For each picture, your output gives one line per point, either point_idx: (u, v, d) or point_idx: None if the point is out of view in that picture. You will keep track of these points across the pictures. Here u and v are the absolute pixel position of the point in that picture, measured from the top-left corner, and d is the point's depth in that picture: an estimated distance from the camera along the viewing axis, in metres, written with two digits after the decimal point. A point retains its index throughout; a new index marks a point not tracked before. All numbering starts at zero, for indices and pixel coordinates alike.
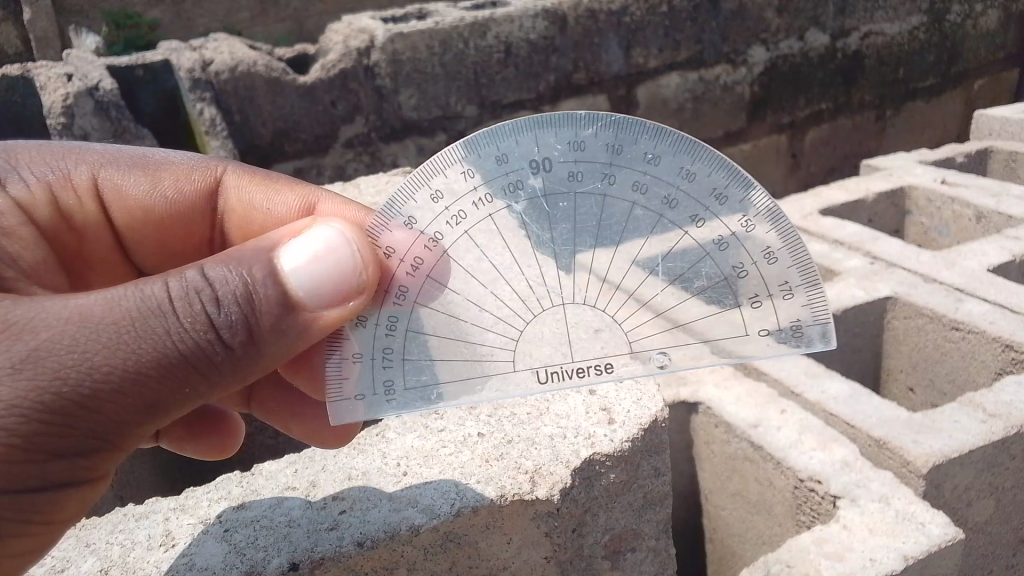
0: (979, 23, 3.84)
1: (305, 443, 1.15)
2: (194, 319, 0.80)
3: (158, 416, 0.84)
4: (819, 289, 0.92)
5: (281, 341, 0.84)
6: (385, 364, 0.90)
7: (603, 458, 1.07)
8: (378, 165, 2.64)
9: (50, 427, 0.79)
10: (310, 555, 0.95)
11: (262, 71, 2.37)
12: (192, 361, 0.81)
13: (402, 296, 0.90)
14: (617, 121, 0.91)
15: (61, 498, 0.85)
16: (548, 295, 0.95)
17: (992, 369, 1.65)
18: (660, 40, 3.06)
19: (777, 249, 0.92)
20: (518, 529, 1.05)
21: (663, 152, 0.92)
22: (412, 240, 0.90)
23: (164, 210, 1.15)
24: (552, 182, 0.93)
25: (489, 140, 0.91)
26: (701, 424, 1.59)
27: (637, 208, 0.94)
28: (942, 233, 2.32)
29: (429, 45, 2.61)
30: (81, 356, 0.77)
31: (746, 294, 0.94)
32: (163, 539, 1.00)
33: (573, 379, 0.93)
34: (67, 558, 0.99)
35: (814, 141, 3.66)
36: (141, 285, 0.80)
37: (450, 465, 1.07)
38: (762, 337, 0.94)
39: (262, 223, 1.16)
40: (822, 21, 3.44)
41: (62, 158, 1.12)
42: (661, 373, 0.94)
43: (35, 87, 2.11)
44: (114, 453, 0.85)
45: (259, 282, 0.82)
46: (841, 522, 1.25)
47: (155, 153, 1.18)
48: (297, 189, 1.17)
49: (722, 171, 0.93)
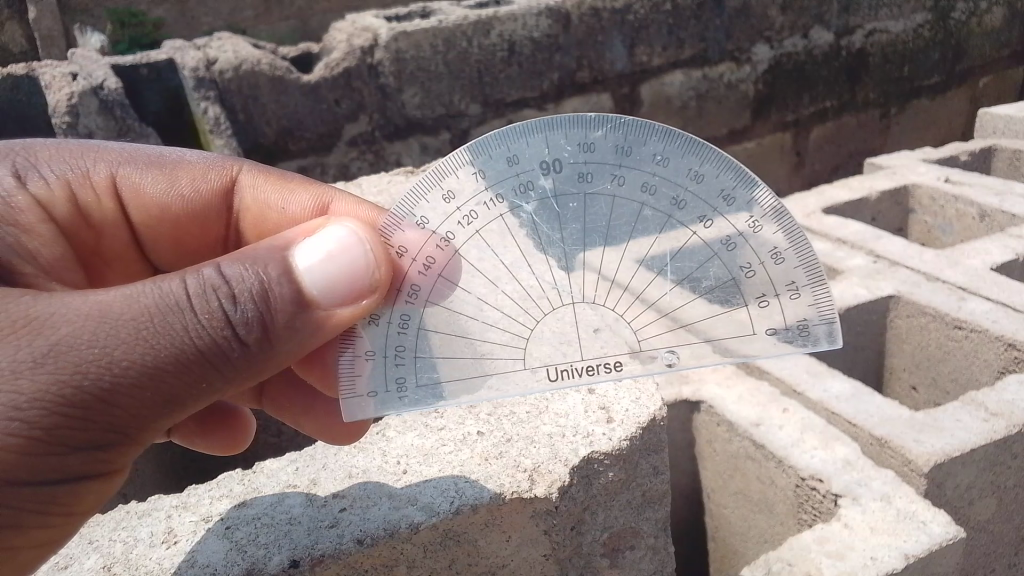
0: (985, 20, 3.82)
1: (313, 437, 1.16)
2: (211, 316, 0.81)
3: (175, 411, 0.84)
4: (825, 288, 0.92)
5: (295, 338, 0.85)
6: (395, 362, 0.90)
7: (601, 456, 1.07)
8: (382, 164, 2.65)
9: (69, 422, 0.79)
10: (310, 552, 0.96)
11: (266, 70, 2.38)
12: (209, 357, 0.82)
13: (414, 295, 0.91)
14: (628, 123, 0.92)
15: (78, 492, 0.86)
16: (558, 294, 0.95)
17: (995, 368, 1.65)
18: (664, 38, 3.06)
19: (784, 249, 0.93)
20: (517, 527, 1.05)
21: (672, 153, 0.92)
22: (423, 240, 0.91)
23: (179, 209, 1.16)
24: (563, 183, 0.93)
25: (499, 142, 0.92)
26: (703, 423, 1.60)
27: (646, 209, 0.94)
28: (946, 232, 2.32)
29: (432, 43, 2.61)
30: (100, 352, 0.78)
31: (755, 294, 0.94)
32: (165, 536, 1.01)
33: (581, 378, 0.93)
34: (69, 555, 1.00)
35: (819, 139, 3.66)
36: (158, 282, 0.81)
37: (449, 464, 1.07)
38: (773, 338, 0.94)
39: (276, 223, 1.16)
40: (827, 19, 3.43)
41: (80, 155, 1.12)
42: (669, 372, 0.94)
43: (40, 86, 2.12)
44: (130, 448, 0.86)
45: (275, 280, 0.83)
46: (842, 521, 1.25)
47: (171, 152, 1.18)
48: (311, 190, 1.17)
49: (731, 171, 0.92)
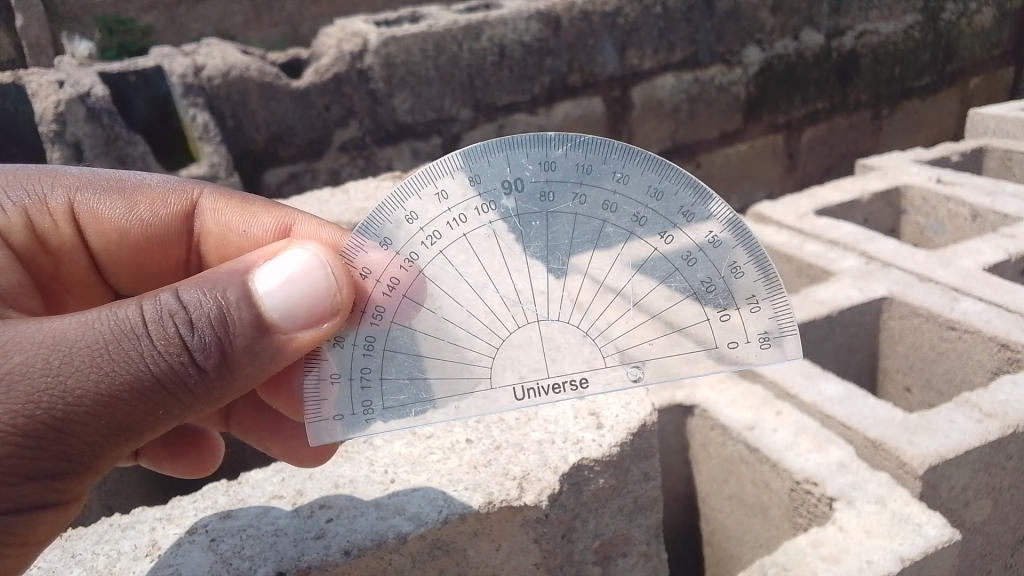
0: (975, 21, 3.83)
1: (280, 460, 1.14)
2: (168, 342, 0.81)
3: (131, 438, 0.85)
4: (785, 301, 0.93)
5: (254, 364, 0.85)
6: (362, 384, 0.90)
7: (592, 463, 1.07)
8: (373, 169, 2.63)
9: (23, 450, 0.80)
10: (296, 564, 0.95)
11: (255, 76, 2.37)
12: (166, 383, 0.82)
13: (379, 316, 0.90)
14: (586, 142, 0.93)
15: (33, 521, 0.86)
16: (522, 312, 0.94)
17: (989, 368, 1.65)
18: (655, 41, 3.06)
19: (744, 263, 0.94)
20: (507, 536, 1.04)
21: (632, 171, 0.93)
22: (387, 262, 0.90)
23: (140, 233, 1.14)
24: (525, 202, 0.93)
25: (461, 162, 0.91)
26: (696, 427, 1.58)
27: (607, 226, 0.94)
28: (938, 232, 2.31)
29: (422, 48, 2.61)
30: (54, 380, 0.78)
31: (715, 307, 0.94)
32: (148, 549, 1.00)
33: (549, 396, 0.93)
34: (53, 569, 0.98)
35: (811, 141, 3.66)
36: (115, 308, 0.81)
37: (437, 472, 1.06)
38: (732, 351, 0.95)
39: (238, 246, 1.15)
40: (817, 20, 3.44)
41: (40, 181, 1.12)
42: (637, 386, 0.94)
43: (27, 95, 2.11)
44: (87, 476, 0.86)
45: (233, 305, 0.83)
46: (837, 524, 1.24)
47: (131, 176, 1.17)
48: (273, 212, 1.15)
49: (688, 188, 0.93)
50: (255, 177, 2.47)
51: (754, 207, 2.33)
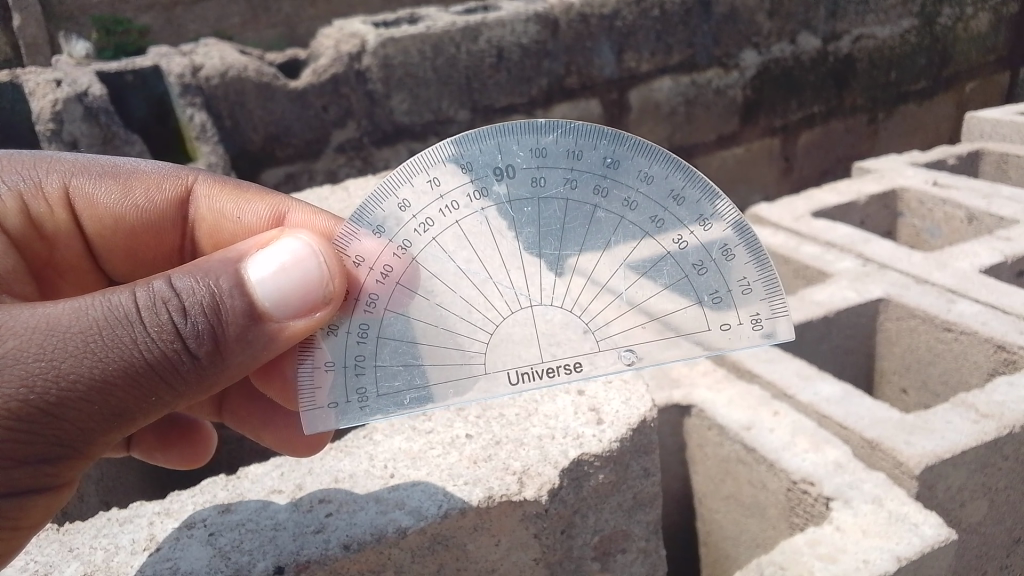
0: (970, 26, 3.85)
1: (276, 450, 1.14)
2: (161, 329, 0.81)
3: (123, 424, 0.84)
4: (776, 284, 0.93)
5: (246, 352, 0.85)
6: (356, 371, 0.90)
7: (591, 458, 1.07)
8: (371, 169, 2.63)
9: (16, 434, 0.79)
10: (296, 558, 0.95)
11: (252, 76, 2.37)
12: (159, 370, 0.82)
13: (372, 304, 0.90)
14: (577, 129, 0.92)
15: (26, 504, 0.86)
16: (514, 298, 0.94)
17: (984, 370, 1.66)
18: (652, 45, 3.07)
19: (735, 245, 0.94)
20: (506, 531, 1.04)
21: (623, 156, 0.93)
22: (379, 249, 0.90)
23: (135, 220, 1.14)
24: (517, 189, 0.93)
25: (452, 150, 0.91)
26: (693, 427, 1.58)
27: (599, 211, 0.94)
28: (934, 235, 2.32)
29: (420, 49, 2.61)
30: (47, 364, 0.78)
31: (708, 291, 0.95)
32: (147, 543, 0.99)
33: (544, 380, 0.93)
34: (51, 563, 0.98)
35: (807, 145, 3.67)
36: (108, 295, 0.81)
37: (437, 467, 1.06)
38: (725, 333, 0.94)
39: (232, 234, 1.15)
40: (814, 25, 3.45)
41: (35, 165, 1.11)
42: (630, 370, 0.94)
43: (24, 93, 2.11)
44: (80, 460, 0.86)
45: (226, 293, 0.82)
46: (833, 524, 1.24)
47: (126, 162, 1.16)
48: (267, 200, 1.15)
49: (679, 172, 0.94)
50: (252, 176, 2.47)
51: (751, 209, 2.34)
